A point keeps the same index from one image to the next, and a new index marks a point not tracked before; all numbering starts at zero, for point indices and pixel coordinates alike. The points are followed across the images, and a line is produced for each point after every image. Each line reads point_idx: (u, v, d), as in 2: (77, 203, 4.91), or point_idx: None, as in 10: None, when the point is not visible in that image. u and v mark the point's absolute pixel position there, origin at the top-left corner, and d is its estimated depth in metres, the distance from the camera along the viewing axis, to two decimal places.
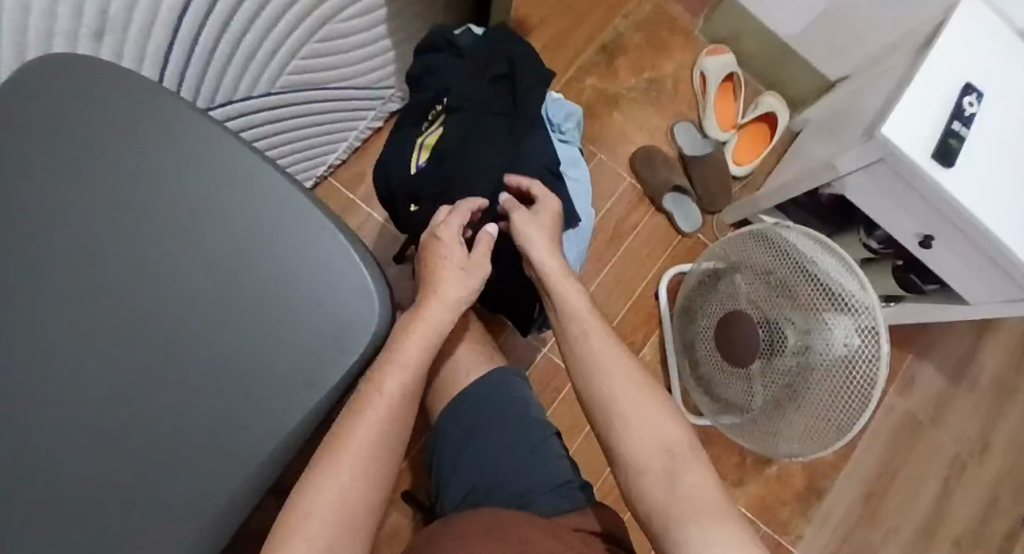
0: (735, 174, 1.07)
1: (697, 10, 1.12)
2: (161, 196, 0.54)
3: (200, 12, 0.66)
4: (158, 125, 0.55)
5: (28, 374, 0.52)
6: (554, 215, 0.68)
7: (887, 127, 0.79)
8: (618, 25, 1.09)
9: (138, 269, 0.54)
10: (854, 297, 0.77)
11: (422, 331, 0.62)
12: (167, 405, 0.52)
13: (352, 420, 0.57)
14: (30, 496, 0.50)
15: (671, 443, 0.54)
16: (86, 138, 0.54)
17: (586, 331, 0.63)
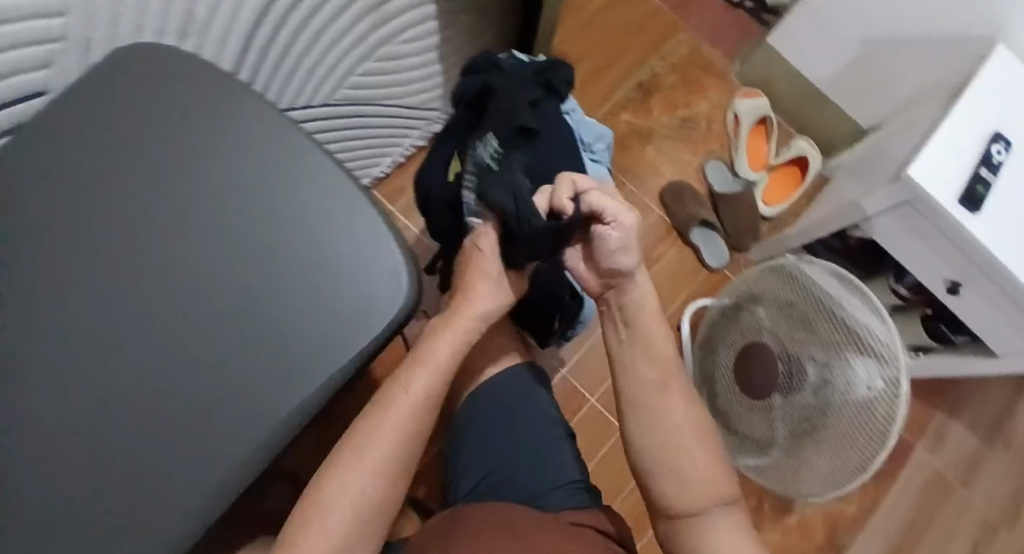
0: (766, 214, 1.09)
1: (732, 55, 1.16)
2: (199, 176, 0.57)
3: (279, 21, 0.69)
4: (209, 114, 0.57)
5: (60, 341, 0.54)
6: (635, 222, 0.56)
7: (913, 169, 0.80)
8: (654, 65, 1.13)
9: (175, 242, 0.56)
10: (875, 333, 0.77)
11: (448, 342, 0.61)
12: (179, 377, 0.54)
13: (377, 418, 0.58)
14: (50, 455, 0.52)
15: (717, 488, 0.55)
16: (146, 125, 0.57)
17: (654, 375, 0.59)
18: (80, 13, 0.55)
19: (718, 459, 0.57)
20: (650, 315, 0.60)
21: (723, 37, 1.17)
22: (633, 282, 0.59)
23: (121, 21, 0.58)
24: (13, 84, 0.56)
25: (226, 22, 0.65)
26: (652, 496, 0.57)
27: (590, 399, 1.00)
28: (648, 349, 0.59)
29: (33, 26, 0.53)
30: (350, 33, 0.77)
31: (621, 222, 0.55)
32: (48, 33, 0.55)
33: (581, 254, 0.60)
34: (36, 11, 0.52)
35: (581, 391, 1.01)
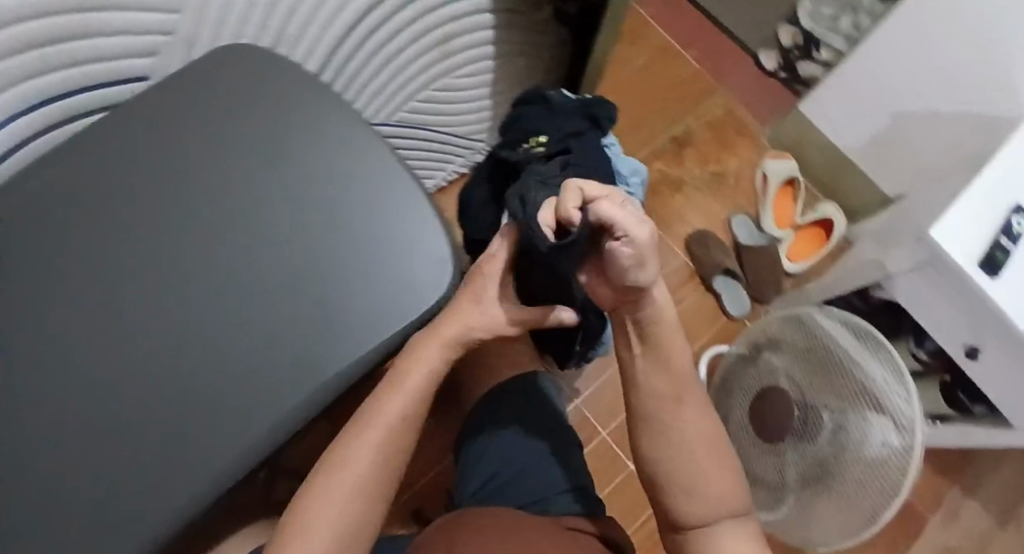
0: (791, 270, 1.12)
1: (764, 120, 1.23)
2: (251, 153, 0.58)
3: (359, 40, 0.76)
4: (274, 95, 0.59)
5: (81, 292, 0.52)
6: (649, 234, 0.46)
7: (937, 230, 0.83)
8: (689, 121, 1.19)
9: (222, 210, 0.56)
10: (887, 384, 0.79)
11: (424, 361, 0.59)
12: (207, 342, 0.52)
13: (357, 434, 0.57)
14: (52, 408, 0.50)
15: (731, 499, 0.53)
16: (211, 98, 0.58)
17: (666, 392, 0.54)
18: (191, 12, 0.61)
19: (733, 473, 0.54)
20: (671, 326, 0.53)
21: (758, 103, 1.24)
22: (653, 294, 0.51)
23: (224, 29, 0.65)
24: (119, 65, 0.62)
25: (313, 41, 0.72)
26: (661, 509, 0.55)
27: (601, 432, 1.03)
28: (662, 359, 0.54)
29: (149, 19, 0.60)
30: (418, 63, 0.84)
31: (632, 237, 0.45)
32: (162, 27, 0.61)
33: (596, 274, 0.51)
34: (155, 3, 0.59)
35: (592, 421, 1.03)
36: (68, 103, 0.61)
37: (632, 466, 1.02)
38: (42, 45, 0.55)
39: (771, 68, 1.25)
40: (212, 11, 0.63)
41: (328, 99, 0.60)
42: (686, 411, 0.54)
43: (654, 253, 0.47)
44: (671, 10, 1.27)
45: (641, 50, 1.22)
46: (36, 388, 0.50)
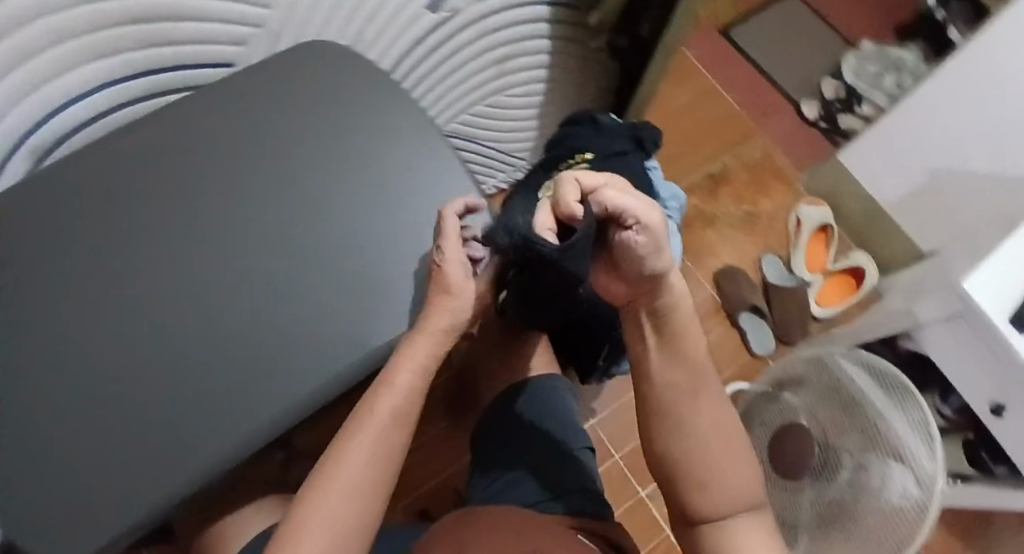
0: (819, 314, 1.12)
1: (801, 167, 1.25)
2: (311, 138, 0.62)
3: (425, 53, 0.81)
4: (349, 94, 0.64)
5: (142, 245, 0.55)
6: (661, 219, 0.47)
7: (969, 281, 0.83)
8: (726, 161, 1.22)
9: (283, 186, 0.60)
10: (913, 437, 0.78)
11: (409, 361, 0.56)
12: (260, 311, 0.56)
13: (347, 440, 0.54)
14: (100, 347, 0.52)
15: (750, 491, 0.52)
16: (287, 88, 0.63)
17: (683, 384, 0.53)
18: (281, 9, 0.67)
19: (750, 467, 0.53)
20: (686, 314, 0.53)
21: (796, 150, 1.27)
22: (670, 282, 0.50)
23: (307, 26, 0.70)
24: (208, 50, 0.67)
25: (384, 47, 0.77)
26: (676, 506, 0.54)
27: (615, 455, 1.04)
28: (677, 350, 0.53)
29: (244, 11, 0.65)
30: (474, 80, 0.89)
31: (646, 221, 0.46)
32: (254, 19, 0.66)
33: (606, 270, 0.51)
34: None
35: (606, 442, 1.04)
36: (157, 79, 0.67)
37: (643, 492, 1.02)
38: (146, 23, 0.60)
39: (812, 117, 1.29)
40: (299, 10, 0.68)
41: (400, 105, 0.65)
42: (704, 402, 0.53)
43: (667, 238, 0.48)
44: (718, 54, 1.31)
45: (686, 90, 1.26)
46: (85, 330, 0.52)
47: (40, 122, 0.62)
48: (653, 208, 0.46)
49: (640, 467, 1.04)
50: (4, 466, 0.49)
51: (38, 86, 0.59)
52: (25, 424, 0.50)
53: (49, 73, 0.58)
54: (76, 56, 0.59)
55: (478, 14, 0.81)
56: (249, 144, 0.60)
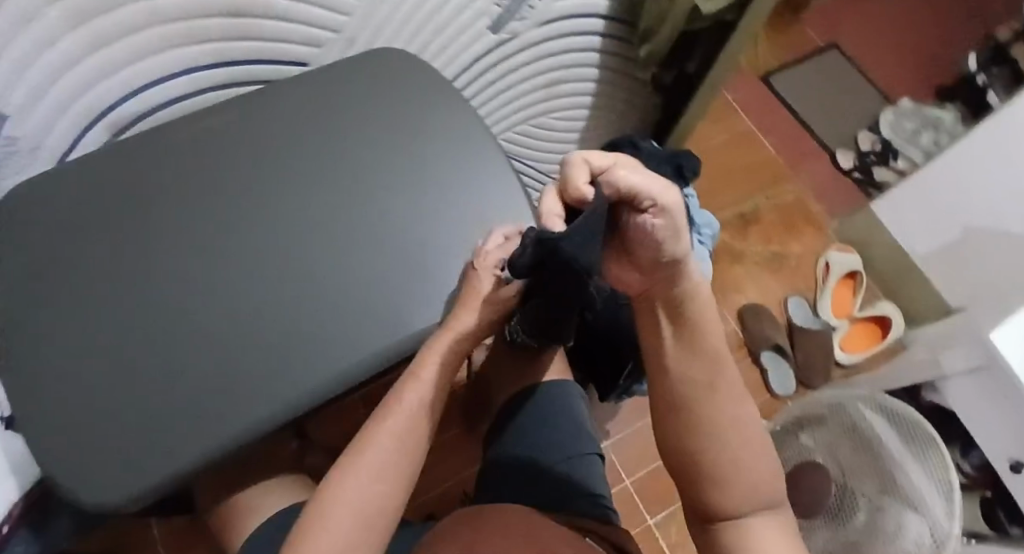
0: (842, 359, 1.13)
1: (832, 214, 1.27)
2: (372, 126, 0.65)
3: (482, 69, 0.86)
4: (410, 88, 0.67)
5: (206, 209, 0.58)
6: (679, 199, 0.41)
7: (997, 333, 0.83)
8: (758, 201, 1.25)
9: (339, 168, 0.62)
10: (934, 488, 0.79)
11: (433, 364, 0.56)
12: (306, 277, 0.58)
13: (369, 433, 0.54)
14: (159, 299, 0.55)
15: (768, 488, 0.50)
16: (355, 80, 0.66)
17: (706, 379, 0.50)
18: (358, 16, 0.72)
19: (771, 463, 0.51)
20: (705, 300, 0.49)
21: (829, 197, 1.29)
22: (688, 268, 0.46)
23: (378, 34, 0.76)
24: (288, 49, 0.73)
25: (445, 59, 0.82)
26: (694, 504, 0.52)
27: (625, 480, 1.04)
28: (695, 339, 0.49)
29: (325, 14, 0.71)
30: (523, 99, 0.94)
31: (661, 204, 0.41)
32: (332, 23, 0.72)
33: (621, 261, 0.47)
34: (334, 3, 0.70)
35: (619, 467, 1.05)
36: (238, 70, 0.72)
37: (652, 520, 1.02)
38: (237, 15, 0.66)
39: (846, 167, 1.31)
40: (374, 18, 0.74)
41: (454, 104, 0.67)
42: (727, 398, 0.50)
43: (684, 219, 0.43)
44: (758, 99, 1.35)
45: (724, 129, 1.30)
46: (145, 281, 0.55)
47: (127, 95, 0.67)
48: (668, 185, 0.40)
49: (649, 494, 1.04)
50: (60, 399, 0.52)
51: (132, 60, 0.64)
52: (82, 363, 0.53)
53: (144, 49, 0.64)
54: (173, 38, 0.65)
55: (535, 40, 0.86)
56: (316, 126, 0.63)
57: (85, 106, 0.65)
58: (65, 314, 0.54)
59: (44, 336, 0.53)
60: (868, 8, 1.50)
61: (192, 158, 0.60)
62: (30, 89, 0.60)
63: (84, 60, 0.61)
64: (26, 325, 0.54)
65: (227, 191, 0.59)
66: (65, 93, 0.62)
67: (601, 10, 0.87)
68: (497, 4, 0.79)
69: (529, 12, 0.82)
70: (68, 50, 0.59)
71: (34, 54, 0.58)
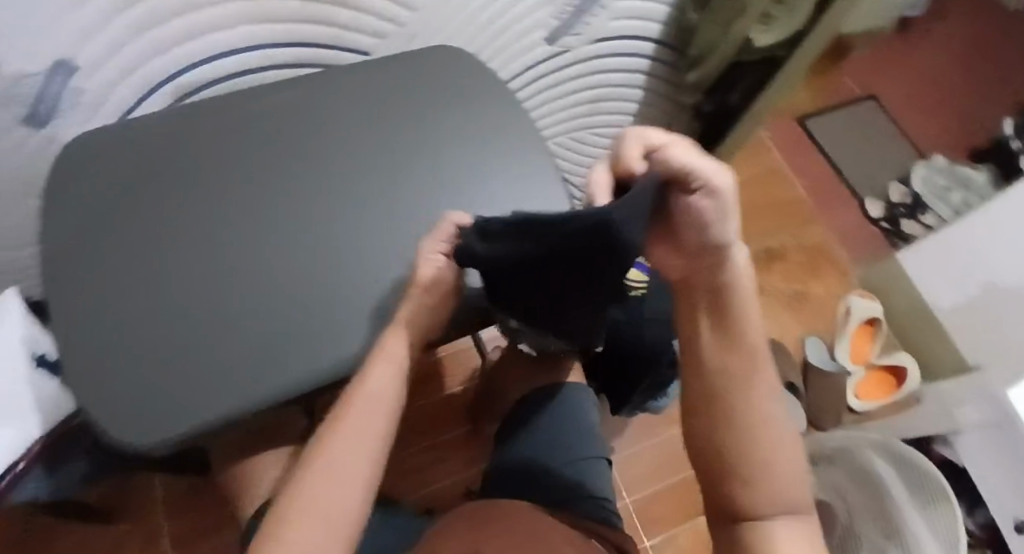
0: (854, 405, 1.13)
1: (857, 260, 1.28)
2: (426, 117, 0.66)
3: (531, 76, 0.88)
4: (468, 86, 0.69)
5: (259, 177, 0.60)
6: (731, 182, 0.44)
7: (1014, 391, 0.83)
8: (783, 239, 1.26)
9: (390, 153, 0.64)
10: (937, 541, 0.76)
11: (387, 361, 0.52)
12: (346, 252, 0.59)
13: (324, 439, 0.48)
14: (203, 257, 0.56)
15: (795, 489, 0.48)
16: (415, 72, 0.68)
17: (743, 369, 0.49)
18: (424, 13, 0.75)
19: (800, 468, 0.49)
20: (746, 291, 0.50)
21: (855, 242, 1.30)
22: (731, 255, 0.48)
23: (439, 34, 0.78)
24: (354, 38, 0.75)
25: (499, 64, 0.85)
26: (716, 499, 0.50)
27: (626, 498, 1.04)
28: (733, 331, 0.50)
29: (393, 9, 0.73)
30: (566, 112, 0.96)
31: (711, 183, 0.43)
32: (398, 18, 0.74)
33: (666, 246, 0.48)
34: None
35: (621, 485, 1.05)
36: (301, 53, 0.74)
37: (649, 542, 1.02)
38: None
39: (875, 216, 1.32)
40: (437, 18, 0.76)
41: (507, 104, 0.69)
42: (761, 389, 0.50)
43: (732, 205, 0.45)
44: (792, 140, 1.37)
45: (757, 165, 1.32)
46: (193, 238, 0.57)
47: (195, 63, 0.70)
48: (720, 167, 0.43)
49: (649, 516, 1.04)
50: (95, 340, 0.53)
51: (204, 30, 0.67)
52: (121, 307, 0.54)
53: (217, 22, 0.67)
54: (246, 14, 0.67)
55: (586, 55, 0.89)
56: (377, 109, 0.65)
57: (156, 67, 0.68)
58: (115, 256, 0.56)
59: (90, 277, 0.55)
60: (909, 64, 1.52)
61: (254, 124, 0.62)
62: (109, 44, 0.62)
63: (166, 24, 0.64)
64: (74, 265, 0.55)
65: (285, 160, 0.61)
66: (142, 53, 0.65)
67: (654, 35, 0.91)
68: (555, 17, 0.82)
69: (584, 29, 0.85)
70: (147, 13, 0.62)
71: (116, 12, 0.60)
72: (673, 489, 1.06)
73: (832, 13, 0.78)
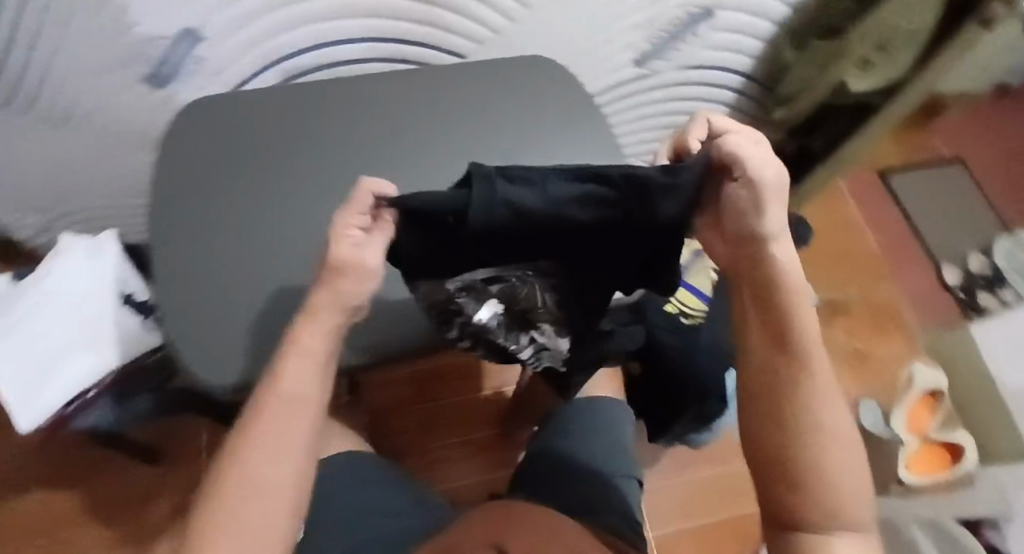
0: (904, 477, 1.05)
1: (927, 327, 1.22)
2: (510, 124, 0.68)
3: (614, 95, 0.89)
4: (554, 99, 0.70)
5: (347, 167, 0.64)
6: (778, 172, 0.43)
7: None
8: (850, 293, 1.23)
9: (471, 155, 0.66)
10: None
11: (305, 353, 0.47)
12: None
13: (234, 456, 0.44)
14: (284, 231, 0.61)
15: (851, 499, 0.45)
16: (505, 80, 0.70)
17: (793, 369, 0.45)
18: (522, 23, 0.77)
19: (859, 477, 0.45)
20: (794, 280, 0.45)
21: (927, 308, 1.24)
22: (775, 248, 0.44)
23: (533, 44, 0.80)
24: (453, 40, 0.77)
25: (585, 80, 0.86)
26: (768, 510, 0.46)
27: (651, 531, 1.02)
28: (780, 326, 0.45)
29: (494, 17, 0.75)
30: (644, 133, 0.97)
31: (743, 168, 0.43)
32: (498, 25, 0.76)
33: (710, 224, 0.47)
34: (503, 8, 0.74)
35: (650, 518, 1.03)
36: (402, 49, 0.77)
37: None
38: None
39: (951, 283, 1.26)
40: (535, 28, 0.78)
41: (590, 119, 0.69)
42: (816, 390, 0.45)
43: (778, 198, 0.43)
44: (871, 194, 1.33)
45: (831, 216, 1.29)
46: (280, 213, 0.62)
47: (304, 48, 0.74)
48: (769, 160, 0.43)
49: None
50: (186, 290, 0.59)
51: (315, 18, 0.71)
52: (211, 264, 0.60)
53: (328, 11, 0.71)
54: (354, 6, 0.71)
55: (670, 80, 0.89)
56: (465, 112, 0.68)
57: (269, 46, 0.73)
58: (216, 215, 0.62)
59: (191, 233, 0.61)
60: (1009, 134, 1.46)
61: (354, 112, 0.67)
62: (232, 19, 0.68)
63: (283, 8, 0.69)
64: (179, 218, 0.62)
65: (376, 151, 0.65)
66: (259, 31, 0.71)
67: (744, 68, 0.91)
68: (647, 41, 0.82)
69: (673, 54, 0.85)
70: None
71: None
72: (702, 531, 1.03)
73: (935, 71, 0.75)
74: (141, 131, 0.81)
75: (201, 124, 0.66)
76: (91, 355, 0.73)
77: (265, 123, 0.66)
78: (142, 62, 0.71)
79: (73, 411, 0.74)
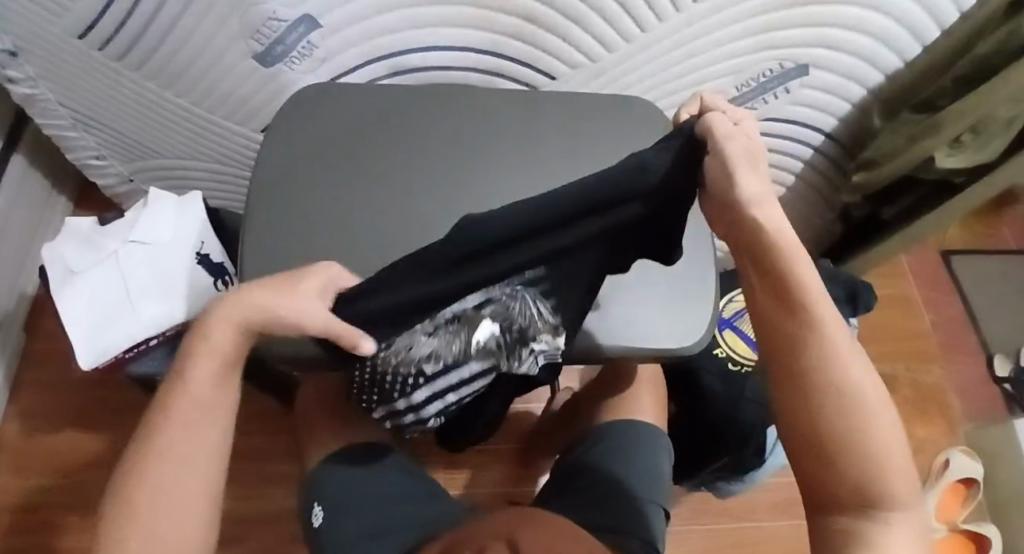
0: None
1: (970, 417, 1.19)
2: (593, 152, 0.69)
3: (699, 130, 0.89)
4: (640, 133, 0.71)
5: (430, 169, 0.67)
6: (747, 143, 0.43)
7: None
8: (893, 368, 1.21)
9: (551, 176, 0.67)
10: None
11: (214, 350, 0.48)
12: None
13: (143, 456, 0.47)
14: (366, 219, 0.64)
15: (880, 465, 0.45)
16: (593, 110, 0.72)
17: (801, 338, 0.47)
18: (618, 55, 0.78)
19: (891, 428, 0.46)
20: (792, 243, 0.45)
21: (972, 397, 1.21)
22: (755, 215, 0.44)
23: (626, 75, 0.81)
24: (548, 61, 0.79)
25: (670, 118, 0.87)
26: (805, 476, 0.48)
27: None
28: (781, 287, 0.46)
29: (592, 45, 0.77)
30: None
31: (707, 125, 0.43)
32: (595, 54, 0.78)
33: (703, 197, 0.47)
34: (602, 38, 0.76)
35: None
36: (499, 63, 0.79)
37: None
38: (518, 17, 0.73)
39: (1000, 374, 1.23)
40: (630, 61, 0.79)
41: None
42: (829, 353, 0.46)
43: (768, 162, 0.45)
44: (929, 272, 1.31)
45: (885, 288, 1.28)
46: (365, 202, 0.65)
47: (407, 49, 0.77)
48: (736, 133, 0.42)
49: None
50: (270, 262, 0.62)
51: (422, 22, 0.74)
52: (293, 241, 0.63)
53: (436, 17, 0.73)
54: (461, 16, 0.73)
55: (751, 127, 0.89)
56: (558, 133, 0.70)
57: (379, 42, 0.76)
58: (315, 199, 0.65)
59: (279, 208, 0.64)
60: None
61: (446, 118, 0.70)
62: (348, 13, 0.72)
63: (401, 9, 0.72)
64: (269, 192, 0.65)
65: (471, 160, 0.67)
66: (370, 27, 0.74)
67: (829, 128, 0.90)
68: (738, 87, 0.82)
69: (761, 105, 0.85)
70: None
71: None
72: None
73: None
74: (239, 104, 0.84)
75: (312, 113, 0.69)
76: (159, 306, 0.77)
77: (370, 118, 0.69)
78: (257, 39, 0.75)
79: (131, 356, 0.78)
